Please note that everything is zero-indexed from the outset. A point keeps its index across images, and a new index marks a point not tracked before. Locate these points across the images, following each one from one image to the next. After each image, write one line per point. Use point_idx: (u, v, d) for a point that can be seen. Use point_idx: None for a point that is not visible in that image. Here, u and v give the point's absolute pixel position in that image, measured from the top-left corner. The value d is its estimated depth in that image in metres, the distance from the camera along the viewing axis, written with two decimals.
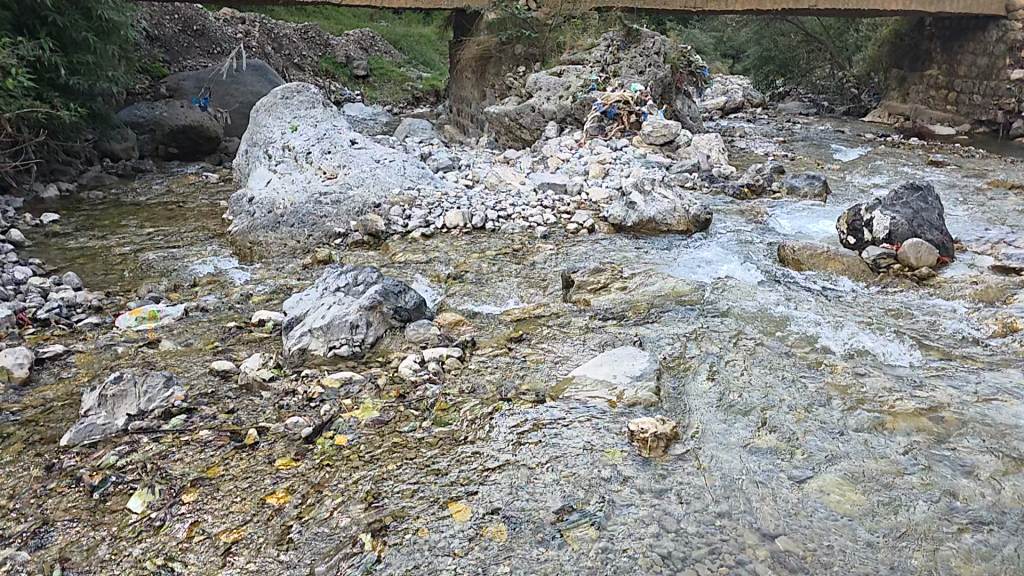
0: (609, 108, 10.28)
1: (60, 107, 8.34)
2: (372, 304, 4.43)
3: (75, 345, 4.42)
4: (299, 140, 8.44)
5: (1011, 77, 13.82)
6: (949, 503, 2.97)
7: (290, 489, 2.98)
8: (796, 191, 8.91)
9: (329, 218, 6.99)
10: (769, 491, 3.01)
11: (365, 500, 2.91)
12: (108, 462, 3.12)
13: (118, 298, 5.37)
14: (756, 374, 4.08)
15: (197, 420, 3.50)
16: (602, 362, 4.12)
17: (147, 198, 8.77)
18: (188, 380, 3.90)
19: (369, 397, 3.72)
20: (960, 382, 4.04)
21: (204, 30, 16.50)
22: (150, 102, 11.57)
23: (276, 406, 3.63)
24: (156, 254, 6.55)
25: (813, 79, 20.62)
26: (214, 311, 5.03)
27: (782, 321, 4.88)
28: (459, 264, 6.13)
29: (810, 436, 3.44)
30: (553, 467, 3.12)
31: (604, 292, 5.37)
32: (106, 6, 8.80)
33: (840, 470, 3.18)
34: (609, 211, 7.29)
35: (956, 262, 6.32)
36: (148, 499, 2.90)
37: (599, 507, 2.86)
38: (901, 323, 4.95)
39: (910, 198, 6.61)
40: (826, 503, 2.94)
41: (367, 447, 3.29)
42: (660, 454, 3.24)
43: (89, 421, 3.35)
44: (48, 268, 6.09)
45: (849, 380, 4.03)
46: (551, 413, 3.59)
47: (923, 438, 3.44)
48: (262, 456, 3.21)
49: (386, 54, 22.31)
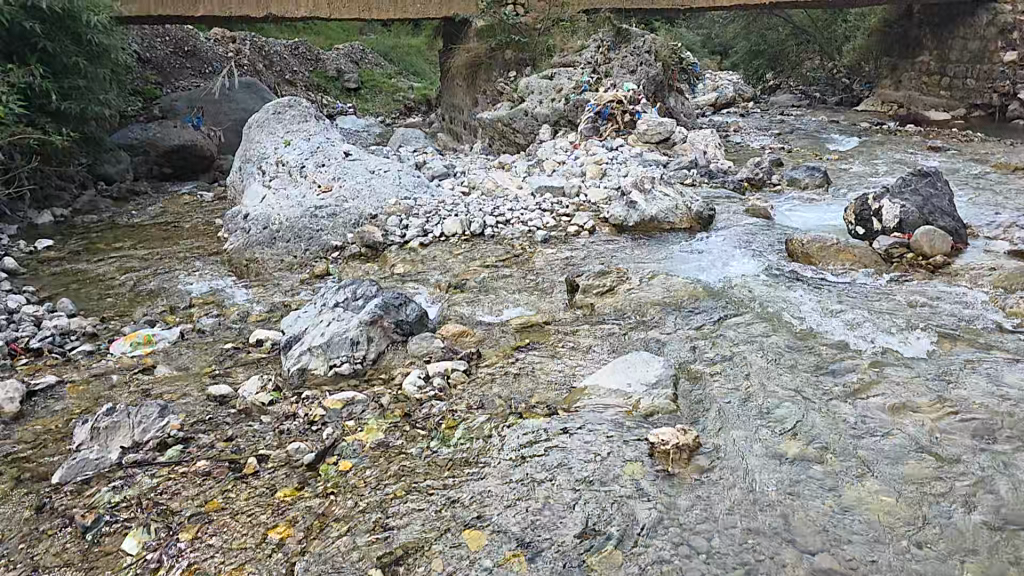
0: (603, 108, 10.11)
1: (53, 133, 8.19)
2: (373, 319, 4.29)
3: (68, 374, 4.27)
4: (293, 155, 8.32)
5: (1005, 60, 13.88)
6: (995, 507, 2.83)
7: (294, 521, 2.83)
8: (796, 183, 8.78)
9: (324, 231, 6.84)
10: (803, 503, 2.87)
11: (372, 530, 2.76)
12: (102, 501, 2.96)
13: (113, 323, 5.22)
14: (773, 375, 3.95)
15: (194, 450, 3.34)
16: (615, 368, 3.94)
17: (142, 220, 8.63)
18: (185, 407, 3.75)
19: (373, 417, 3.58)
20: (988, 375, 3.91)
21: (195, 51, 16.42)
22: (143, 123, 11.44)
23: (277, 431, 3.48)
24: (150, 276, 6.39)
25: (803, 71, 20.32)
26: (212, 332, 4.89)
27: (795, 317, 4.75)
28: (459, 273, 5.99)
29: (837, 440, 3.30)
30: (574, 485, 2.98)
31: (610, 296, 5.22)
32: (96, 30, 8.68)
33: (875, 476, 3.03)
34: (609, 212, 7.16)
35: (971, 248, 6.19)
36: (143, 538, 2.75)
37: (623, 528, 2.72)
38: (915, 314, 4.83)
39: (918, 184, 6.48)
40: (861, 514, 2.79)
41: (373, 473, 3.14)
42: (683, 467, 3.11)
43: (81, 457, 3.20)
44: (43, 295, 5.95)
45: (872, 377, 3.90)
46: (565, 426, 3.45)
47: (958, 437, 3.31)
48: (263, 486, 3.06)
49: (377, 66, 22.23)
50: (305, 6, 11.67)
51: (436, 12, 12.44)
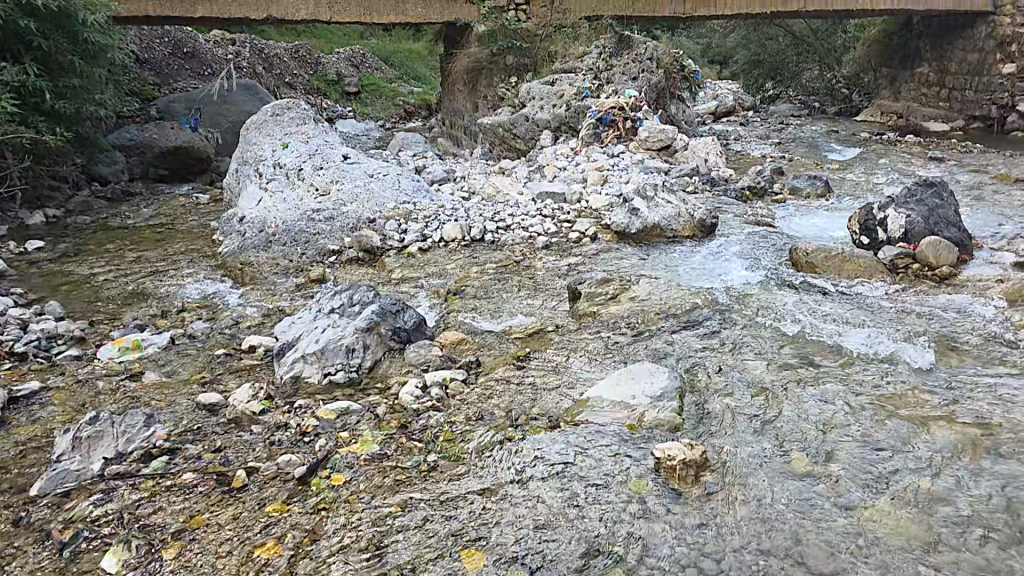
0: (604, 114, 10.04)
1: (46, 132, 8.07)
2: (370, 325, 4.17)
3: (53, 380, 4.13)
4: (291, 157, 8.20)
5: (1004, 72, 13.80)
6: (1010, 527, 2.72)
7: (283, 539, 2.70)
8: (798, 192, 8.71)
9: (322, 235, 6.73)
10: (813, 523, 2.75)
11: (367, 549, 2.64)
12: (82, 514, 2.84)
13: (102, 326, 5.10)
14: (782, 388, 3.84)
15: (180, 461, 3.22)
16: (619, 379, 3.78)
17: (135, 222, 8.48)
18: (172, 416, 3.62)
19: (368, 428, 3.45)
20: (998, 391, 3.79)
21: (194, 52, 16.38)
22: (140, 124, 11.33)
23: (267, 442, 3.35)
24: (141, 280, 6.25)
25: (802, 82, 19.87)
26: (202, 338, 4.76)
27: (798, 328, 4.66)
28: (459, 279, 5.87)
29: (848, 456, 3.19)
30: (574, 503, 2.87)
31: (614, 303, 5.09)
32: (92, 28, 8.55)
33: (888, 495, 2.91)
34: (611, 219, 7.06)
35: (976, 260, 6.08)
36: (123, 556, 2.62)
37: (628, 548, 2.62)
38: (922, 325, 4.74)
39: (924, 194, 6.36)
40: (874, 534, 2.68)
41: (367, 486, 3.02)
42: (690, 483, 3.00)
43: (62, 467, 3.07)
44: (31, 297, 5.82)
45: (880, 392, 3.78)
46: (565, 440, 3.32)
47: (970, 454, 3.20)
48: (251, 501, 2.93)
49: (377, 70, 22.13)
50: (304, 10, 11.64)
51: (438, 19, 12.40)
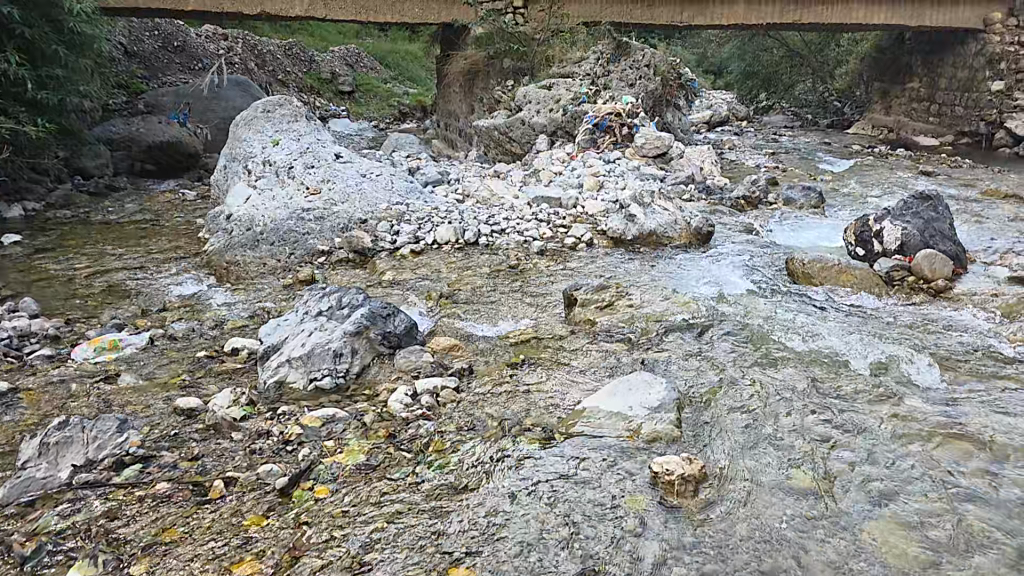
0: (601, 120, 9.86)
1: (25, 123, 7.85)
2: (359, 329, 4.02)
3: (23, 381, 3.95)
4: (281, 155, 8.05)
5: (993, 89, 13.77)
6: (1011, 551, 2.60)
7: (261, 556, 2.53)
8: (792, 204, 8.62)
9: (311, 234, 6.58)
10: (818, 543, 2.61)
11: (350, 568, 2.48)
12: (46, 526, 2.66)
13: (77, 325, 4.92)
14: (782, 402, 3.71)
15: (154, 470, 3.05)
16: (615, 390, 3.63)
17: (119, 218, 8.27)
18: (148, 422, 3.45)
19: (354, 438, 3.30)
20: (998, 406, 3.68)
21: (184, 47, 16.12)
22: (126, 118, 11.12)
23: (247, 450, 3.19)
24: (121, 277, 6.05)
25: (795, 93, 19.85)
26: (183, 339, 4.58)
27: (796, 339, 4.54)
28: (450, 283, 5.73)
29: (851, 471, 3.07)
30: (567, 519, 2.73)
31: (610, 311, 4.91)
32: (79, 19, 8.42)
33: (894, 513, 2.78)
34: (607, 224, 6.93)
35: (971, 274, 6.00)
36: (88, 571, 2.45)
37: (622, 567, 2.49)
38: (921, 337, 4.65)
39: (920, 207, 6.28)
40: (878, 556, 2.54)
41: (351, 499, 2.86)
42: (689, 500, 2.86)
43: (27, 475, 2.90)
44: (4, 293, 5.61)
45: (881, 408, 3.66)
46: (559, 453, 3.18)
47: (970, 471, 3.09)
48: (228, 512, 2.77)
49: (373, 71, 21.99)
50: (299, 6, 11.46)
51: (436, 19, 12.32)
